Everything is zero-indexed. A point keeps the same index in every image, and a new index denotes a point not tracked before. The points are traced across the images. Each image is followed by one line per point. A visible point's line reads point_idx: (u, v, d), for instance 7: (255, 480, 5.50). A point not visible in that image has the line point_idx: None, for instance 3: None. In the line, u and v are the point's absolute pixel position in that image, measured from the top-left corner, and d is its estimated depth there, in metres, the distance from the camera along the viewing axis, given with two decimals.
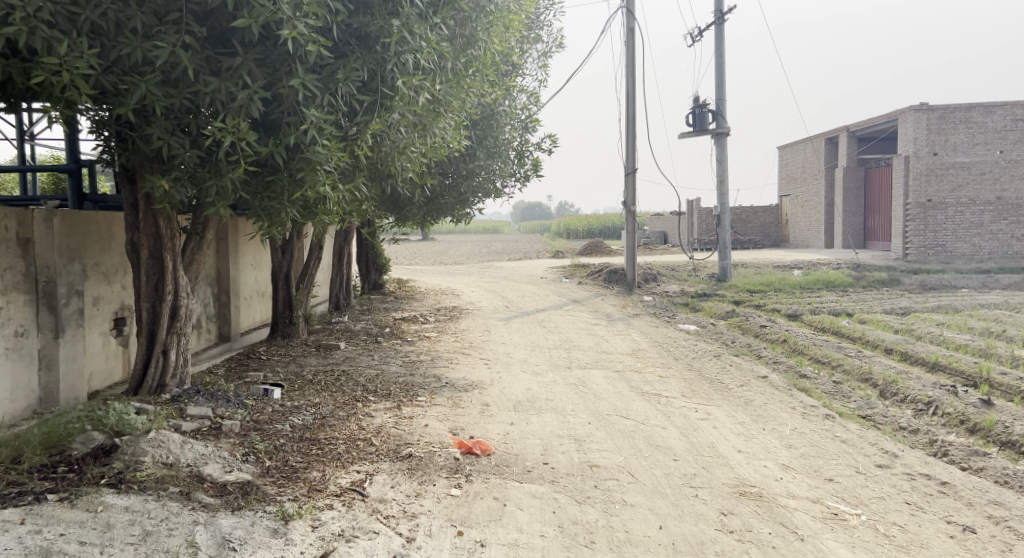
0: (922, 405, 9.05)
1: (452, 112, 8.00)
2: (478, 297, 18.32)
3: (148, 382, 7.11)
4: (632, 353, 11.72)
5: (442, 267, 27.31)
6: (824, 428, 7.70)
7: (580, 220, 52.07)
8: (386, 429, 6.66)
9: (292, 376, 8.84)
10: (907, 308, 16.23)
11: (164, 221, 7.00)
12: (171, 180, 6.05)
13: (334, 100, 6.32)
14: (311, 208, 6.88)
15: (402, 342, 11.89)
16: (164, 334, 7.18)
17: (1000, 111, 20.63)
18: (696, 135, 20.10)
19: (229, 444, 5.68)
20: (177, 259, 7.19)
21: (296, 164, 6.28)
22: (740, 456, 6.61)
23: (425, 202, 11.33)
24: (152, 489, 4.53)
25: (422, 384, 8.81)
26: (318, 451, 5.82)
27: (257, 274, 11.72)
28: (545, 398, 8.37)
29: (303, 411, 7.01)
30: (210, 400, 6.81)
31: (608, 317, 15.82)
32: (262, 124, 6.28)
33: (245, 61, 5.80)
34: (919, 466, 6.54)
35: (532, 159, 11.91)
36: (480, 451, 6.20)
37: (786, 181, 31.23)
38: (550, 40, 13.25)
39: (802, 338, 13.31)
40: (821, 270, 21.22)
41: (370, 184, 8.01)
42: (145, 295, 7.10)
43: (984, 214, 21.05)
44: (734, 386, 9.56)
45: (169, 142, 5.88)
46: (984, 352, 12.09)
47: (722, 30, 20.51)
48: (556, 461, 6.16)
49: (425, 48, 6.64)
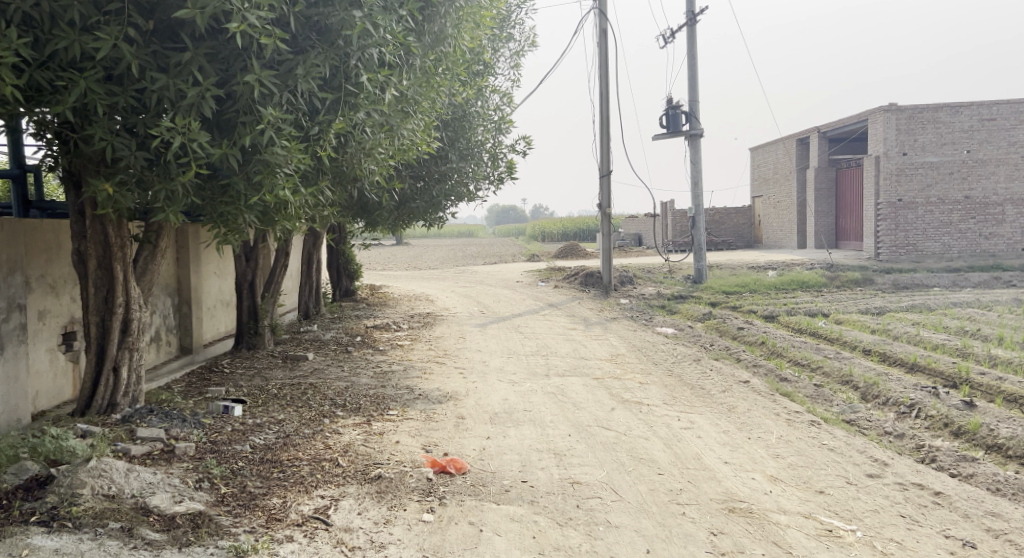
0: (904, 407, 8.83)
1: (421, 112, 7.66)
2: (453, 302, 17.93)
3: (97, 401, 6.68)
4: (610, 358, 11.42)
5: (416, 272, 26.82)
6: (811, 435, 7.43)
7: (555, 223, 51.78)
8: (354, 448, 6.27)
9: (255, 391, 8.42)
10: (883, 308, 16.10)
11: (113, 228, 6.60)
12: (115, 184, 5.65)
13: (294, 99, 5.96)
14: (270, 214, 6.47)
15: (373, 351, 11.48)
16: (114, 349, 6.75)
17: (966, 111, 20.62)
18: (669, 136, 19.91)
19: (181, 469, 5.28)
20: (128, 269, 6.77)
21: (252, 166, 5.88)
22: (727, 468, 6.31)
23: (395, 207, 10.97)
24: (89, 526, 4.16)
25: (394, 396, 8.42)
26: (279, 475, 5.43)
27: (221, 282, 11.28)
28: (523, 409, 8.03)
29: (266, 430, 6.61)
30: (164, 420, 6.38)
31: (585, 321, 15.49)
32: (216, 124, 5.91)
33: (195, 56, 5.46)
34: (911, 475, 6.26)
35: (506, 161, 11.58)
36: (454, 469, 5.85)
37: (758, 182, 31.21)
38: (522, 39, 12.92)
39: (780, 341, 13.08)
40: (795, 270, 21.11)
41: (337, 188, 7.63)
42: (93, 308, 6.67)
43: (952, 213, 21.03)
44: (716, 392, 9.29)
45: (113, 143, 5.50)
46: (962, 351, 11.92)
47: (694, 30, 20.41)
48: (535, 479, 5.81)
49: (390, 43, 6.35)
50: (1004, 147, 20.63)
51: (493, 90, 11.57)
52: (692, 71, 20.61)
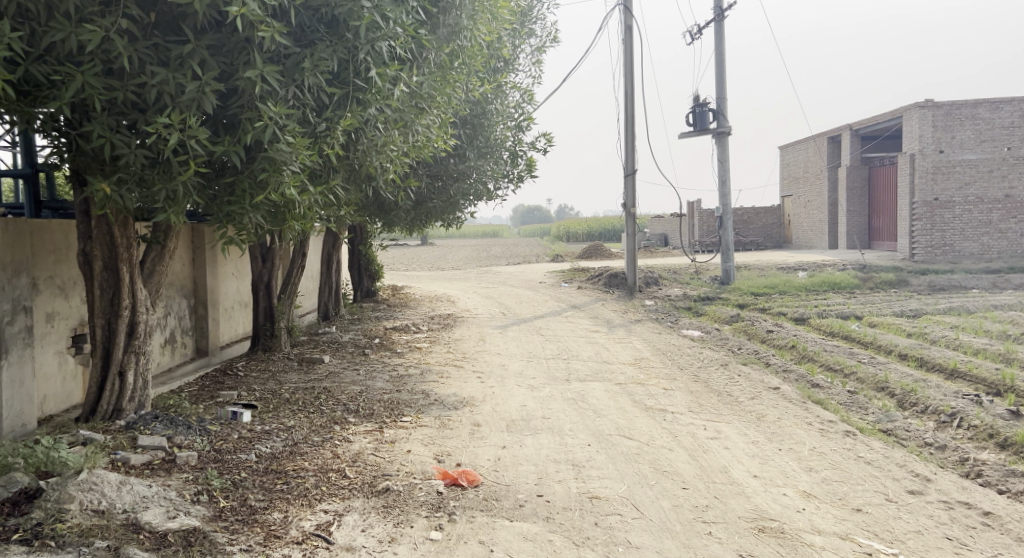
0: (945, 416, 8.41)
1: (438, 108, 7.38)
2: (474, 304, 17.63)
3: (102, 407, 6.47)
4: (635, 362, 11.08)
5: (439, 273, 26.60)
6: (846, 447, 7.04)
7: (580, 222, 51.44)
8: (363, 457, 6.02)
9: (268, 395, 8.20)
10: (918, 311, 15.56)
11: (119, 228, 6.39)
12: (115, 183, 5.45)
13: (300, 94, 5.73)
14: (279, 214, 6.28)
15: (391, 354, 11.24)
16: (120, 353, 6.54)
17: (1007, 107, 19.92)
18: (695, 135, 19.47)
19: (180, 481, 5.04)
20: (135, 271, 6.56)
21: (257, 164, 5.67)
22: (756, 483, 5.96)
23: (413, 206, 10.72)
24: (73, 545, 3.98)
25: (408, 402, 8.15)
26: (283, 487, 5.17)
27: (238, 283, 11.10)
28: (541, 416, 7.72)
29: (274, 437, 6.38)
30: (169, 427, 6.16)
31: (608, 324, 15.15)
32: (220, 121, 5.69)
33: (197, 48, 5.25)
34: (956, 493, 5.86)
35: (527, 159, 11.27)
36: (466, 482, 5.57)
37: (787, 181, 30.60)
38: (544, 34, 12.61)
39: (812, 344, 12.65)
40: (825, 271, 20.58)
41: (349, 186, 7.39)
42: (99, 311, 6.46)
43: (992, 212, 20.38)
44: (744, 399, 8.92)
45: (112, 140, 5.30)
46: (1005, 357, 11.41)
47: (721, 26, 19.98)
48: (552, 493, 5.51)
49: (400, 35, 6.10)
50: None
51: (514, 86, 11.27)
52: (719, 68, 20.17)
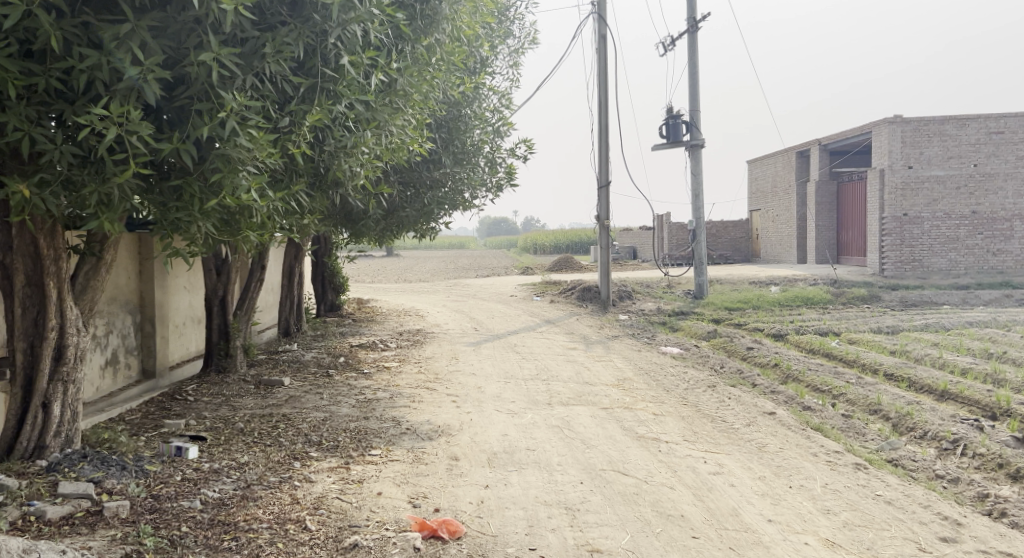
0: (947, 443, 7.84)
1: (414, 106, 6.67)
2: (444, 318, 16.85)
3: (21, 444, 5.56)
4: (617, 384, 10.41)
5: (406, 285, 25.77)
6: (860, 483, 6.42)
7: (548, 234, 50.81)
8: (329, 502, 5.25)
9: (220, 424, 7.37)
10: (896, 327, 15.13)
11: (45, 238, 5.52)
12: (37, 185, 4.61)
13: (260, 85, 5.01)
14: (233, 222, 5.52)
15: (357, 374, 10.41)
16: (44, 383, 5.65)
17: (973, 124, 19.76)
18: (669, 147, 18.97)
19: (105, 541, 4.34)
20: (65, 287, 5.71)
21: (210, 164, 4.91)
22: (773, 529, 5.31)
23: (383, 216, 9.96)
24: None
25: (377, 431, 7.38)
26: (231, 545, 4.46)
27: (190, 298, 10.20)
28: (526, 448, 6.99)
29: (224, 477, 5.58)
30: (99, 468, 5.32)
31: (585, 340, 14.48)
32: (166, 114, 4.92)
33: (138, 28, 4.46)
34: (996, 541, 5.25)
35: (506, 166, 10.61)
36: (448, 534, 4.85)
37: (756, 195, 30.32)
38: (522, 36, 11.95)
39: (795, 363, 12.09)
40: (798, 286, 20.18)
41: (313, 192, 6.65)
42: (20, 333, 5.60)
43: (959, 228, 20.12)
44: (740, 426, 8.28)
45: (31, 134, 4.46)
46: (994, 377, 10.92)
47: (696, 37, 19.58)
48: (546, 546, 4.84)
49: (376, 17, 5.39)
50: (1012, 161, 19.72)
51: (491, 89, 10.60)
52: (694, 79, 19.75)
